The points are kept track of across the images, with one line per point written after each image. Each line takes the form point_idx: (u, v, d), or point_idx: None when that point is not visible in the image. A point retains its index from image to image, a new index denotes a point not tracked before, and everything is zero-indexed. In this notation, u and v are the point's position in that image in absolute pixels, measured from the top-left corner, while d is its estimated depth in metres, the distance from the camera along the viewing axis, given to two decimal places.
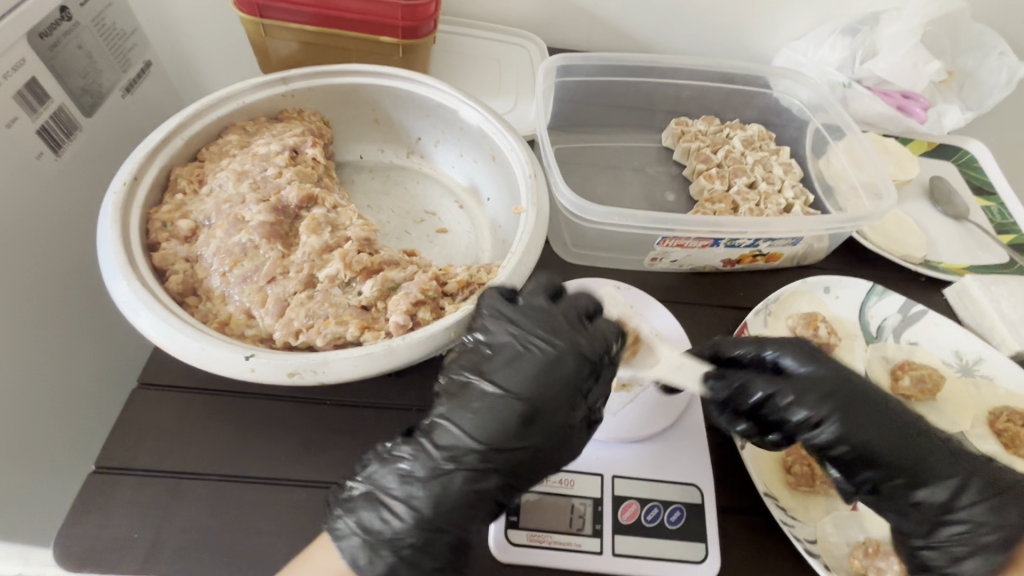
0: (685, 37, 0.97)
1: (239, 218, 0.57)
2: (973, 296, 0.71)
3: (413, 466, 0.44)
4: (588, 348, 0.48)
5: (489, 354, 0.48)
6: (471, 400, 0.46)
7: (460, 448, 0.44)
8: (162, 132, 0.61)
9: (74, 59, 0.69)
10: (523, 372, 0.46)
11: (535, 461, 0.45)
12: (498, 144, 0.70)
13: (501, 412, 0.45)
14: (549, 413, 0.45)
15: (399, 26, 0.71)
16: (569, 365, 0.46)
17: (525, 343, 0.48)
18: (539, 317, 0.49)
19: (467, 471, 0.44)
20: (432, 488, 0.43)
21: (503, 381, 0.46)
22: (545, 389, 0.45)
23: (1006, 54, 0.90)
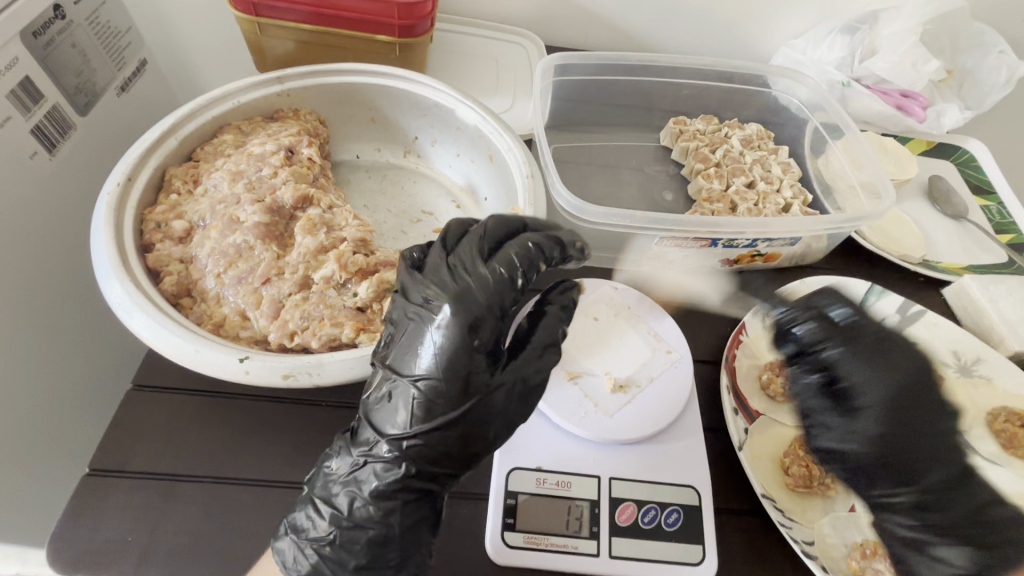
0: (683, 36, 0.96)
1: (234, 218, 0.57)
2: (973, 296, 0.71)
3: (337, 465, 0.45)
4: (473, 301, 0.41)
5: (390, 336, 0.44)
6: (376, 390, 0.44)
7: (369, 440, 0.43)
8: (157, 132, 0.60)
9: (68, 57, 0.68)
10: (415, 348, 0.42)
11: (445, 441, 0.42)
12: (495, 144, 0.69)
13: (400, 399, 0.42)
14: (444, 386, 0.40)
15: (396, 25, 0.71)
16: (448, 325, 0.41)
17: (415, 313, 0.43)
18: (428, 275, 0.43)
19: (378, 464, 0.43)
20: (348, 485, 0.44)
21: (400, 363, 0.42)
22: (434, 360, 0.41)
23: (1006, 53, 0.90)
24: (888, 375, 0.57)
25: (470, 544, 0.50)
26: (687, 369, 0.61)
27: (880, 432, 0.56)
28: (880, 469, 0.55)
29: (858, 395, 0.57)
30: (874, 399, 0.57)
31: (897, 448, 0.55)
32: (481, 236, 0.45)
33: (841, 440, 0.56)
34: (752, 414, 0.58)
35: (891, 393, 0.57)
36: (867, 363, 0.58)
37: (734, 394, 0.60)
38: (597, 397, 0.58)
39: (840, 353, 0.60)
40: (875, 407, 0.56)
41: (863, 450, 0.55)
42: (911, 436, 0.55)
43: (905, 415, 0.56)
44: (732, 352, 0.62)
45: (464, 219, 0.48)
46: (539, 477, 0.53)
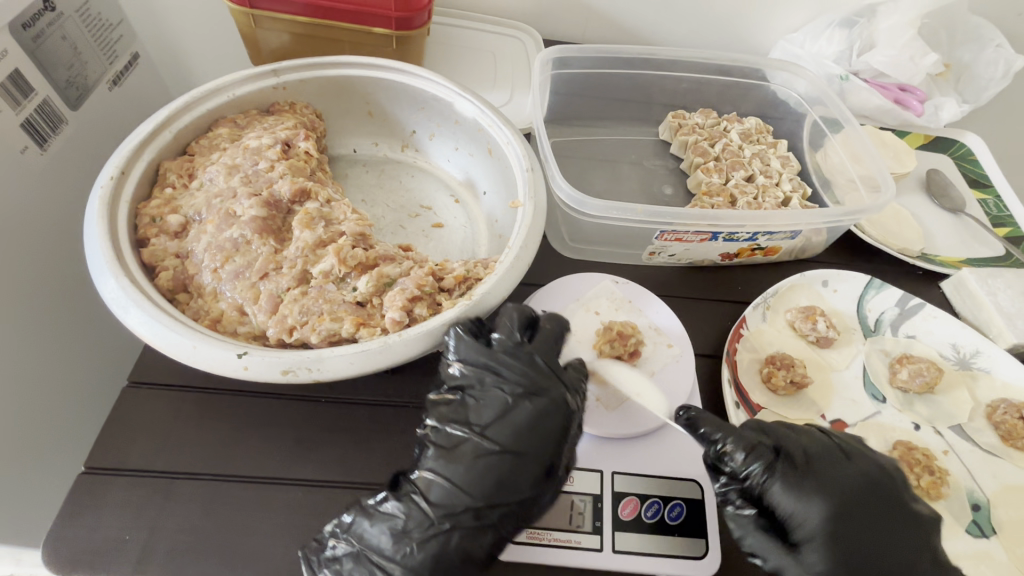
0: (680, 30, 0.96)
1: (231, 212, 0.56)
2: (971, 289, 0.71)
3: (406, 524, 0.44)
4: (569, 396, 0.50)
5: (477, 407, 0.48)
6: (462, 456, 0.46)
7: (455, 504, 0.44)
8: (150, 125, 0.59)
9: (58, 50, 0.67)
10: (515, 426, 0.47)
11: (527, 509, 0.47)
12: (494, 137, 0.69)
13: (497, 469, 0.45)
14: (539, 461, 0.47)
15: (392, 17, 0.70)
16: (557, 416, 0.48)
17: (512, 395, 0.48)
18: (521, 366, 0.50)
19: (464, 529, 0.44)
20: (427, 548, 0.43)
21: (497, 437, 0.47)
22: (535, 441, 0.47)
23: (1003, 47, 0.89)
24: (823, 492, 0.47)
25: None
26: (688, 362, 0.61)
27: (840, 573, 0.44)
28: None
29: (799, 527, 0.47)
30: (817, 527, 0.46)
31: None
32: (552, 340, 0.53)
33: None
34: (753, 407, 0.60)
35: (829, 515, 0.46)
36: (793, 487, 0.48)
37: (735, 388, 0.61)
38: (599, 392, 0.58)
39: (774, 481, 0.48)
40: (823, 543, 0.46)
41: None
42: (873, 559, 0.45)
43: (854, 537, 0.46)
44: (733, 346, 0.63)
45: (524, 307, 0.53)
46: None
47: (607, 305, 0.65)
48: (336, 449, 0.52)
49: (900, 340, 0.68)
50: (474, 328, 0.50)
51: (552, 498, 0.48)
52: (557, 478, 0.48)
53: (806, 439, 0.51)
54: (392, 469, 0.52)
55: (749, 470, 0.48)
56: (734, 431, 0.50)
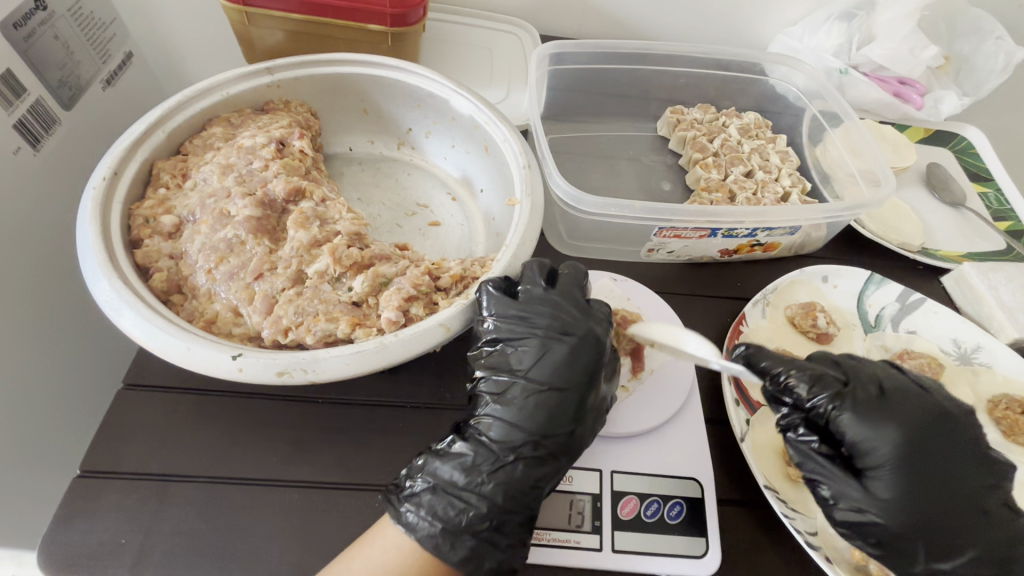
0: (678, 25, 0.95)
1: (224, 212, 0.55)
2: (972, 283, 0.71)
3: (475, 458, 0.45)
4: (598, 328, 0.50)
5: (517, 352, 0.49)
6: (513, 397, 0.47)
7: (514, 439, 0.46)
8: (143, 125, 0.59)
9: (50, 50, 0.66)
10: (557, 362, 0.48)
11: (580, 441, 0.48)
12: (491, 134, 0.68)
13: (547, 405, 0.47)
14: (584, 393, 0.48)
15: (388, 14, 0.69)
16: (590, 351, 0.49)
17: (547, 336, 0.49)
18: (548, 309, 0.50)
19: (528, 459, 0.46)
20: (497, 478, 0.45)
21: (541, 374, 0.48)
22: (579, 374, 0.48)
23: (1004, 39, 0.88)
24: (898, 422, 0.48)
25: None
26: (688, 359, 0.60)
27: (899, 496, 0.46)
28: (913, 527, 0.46)
29: (868, 455, 0.48)
30: (885, 455, 0.47)
31: (932, 508, 0.47)
32: (574, 282, 0.53)
33: (859, 506, 0.47)
34: (753, 405, 0.57)
35: (902, 441, 0.47)
36: (867, 416, 0.48)
37: (735, 385, 0.58)
38: None
39: (847, 409, 0.48)
40: (890, 468, 0.47)
41: (888, 516, 0.46)
42: (935, 487, 0.47)
43: (914, 463, 0.47)
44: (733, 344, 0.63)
45: (540, 260, 0.54)
46: None
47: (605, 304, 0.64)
48: (332, 451, 0.52)
49: (900, 335, 0.67)
50: (503, 285, 0.51)
51: (597, 428, 0.50)
52: (598, 407, 0.50)
53: (885, 373, 0.52)
54: (390, 470, 0.52)
55: (818, 399, 0.49)
56: (798, 363, 0.50)
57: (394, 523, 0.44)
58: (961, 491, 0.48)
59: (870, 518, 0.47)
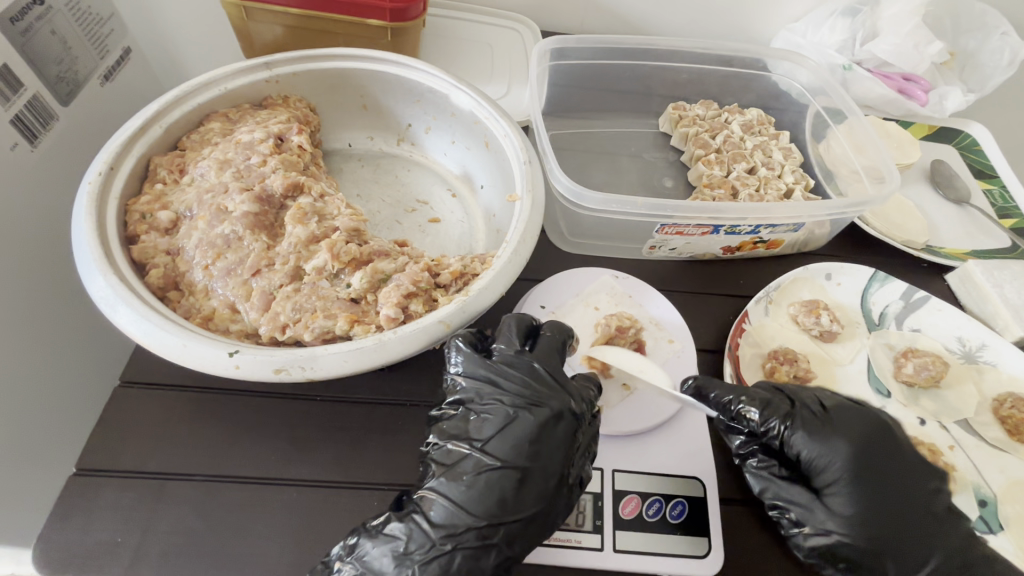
0: (680, 20, 0.95)
1: (222, 208, 0.55)
2: (977, 281, 0.70)
3: (409, 546, 0.41)
4: (574, 406, 0.48)
5: (478, 420, 0.46)
6: (463, 472, 0.44)
7: (457, 524, 0.42)
8: (139, 120, 0.58)
9: (48, 44, 0.66)
10: (515, 440, 0.45)
11: (535, 529, 0.44)
12: (491, 130, 0.68)
13: (498, 487, 0.43)
14: (544, 477, 0.44)
15: (387, 9, 0.69)
16: (557, 429, 0.46)
17: (514, 406, 0.46)
18: (518, 376, 0.48)
19: (467, 551, 0.41)
20: (428, 571, 0.41)
21: (499, 448, 0.44)
22: (538, 453, 0.45)
23: (1009, 35, 0.87)
24: (845, 436, 0.50)
25: None
26: (690, 356, 0.60)
27: (858, 512, 0.47)
28: (879, 547, 0.46)
29: (820, 472, 0.49)
30: (835, 476, 0.48)
31: (893, 523, 0.47)
32: (555, 346, 0.52)
33: (825, 529, 0.47)
34: None
35: (850, 455, 0.49)
36: (815, 433, 0.50)
37: None
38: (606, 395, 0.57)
39: (795, 428, 0.50)
40: (842, 484, 0.48)
41: (853, 535, 0.46)
42: (892, 501, 0.48)
43: (864, 475, 0.48)
44: (736, 341, 0.62)
45: (522, 316, 0.54)
46: None
47: (607, 301, 0.63)
48: (330, 449, 0.51)
49: (904, 333, 0.67)
50: (473, 339, 0.51)
51: (562, 512, 0.46)
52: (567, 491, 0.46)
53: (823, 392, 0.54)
54: (388, 468, 0.51)
55: (767, 422, 0.50)
56: (745, 390, 0.52)
57: None
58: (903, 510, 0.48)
59: (838, 539, 0.46)
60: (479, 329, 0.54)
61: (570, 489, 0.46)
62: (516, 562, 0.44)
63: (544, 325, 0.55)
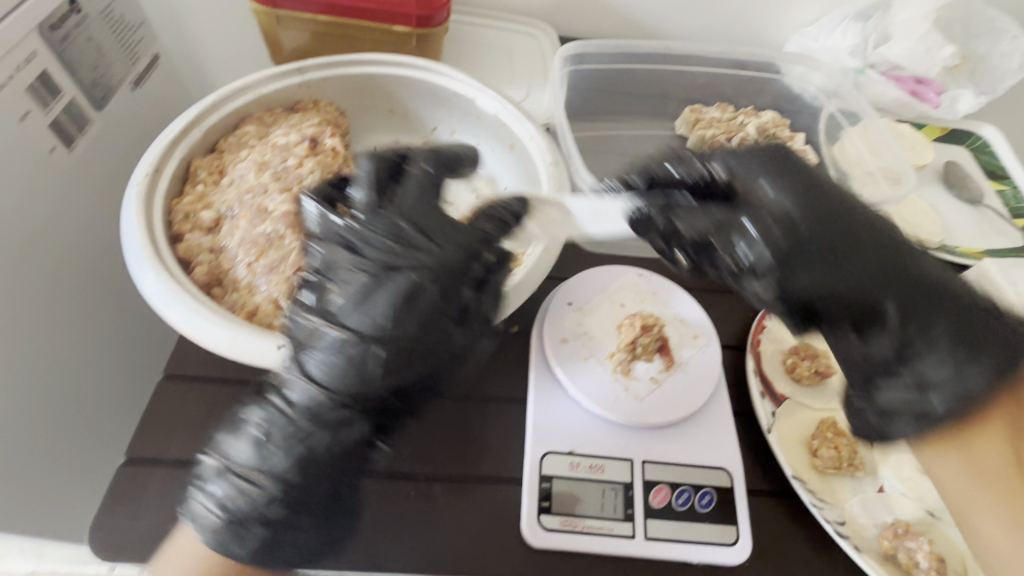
0: (695, 25, 0.96)
1: (263, 208, 0.57)
2: (992, 279, 0.71)
3: (266, 431, 0.41)
4: (446, 258, 0.44)
5: (337, 291, 0.43)
6: (319, 348, 0.41)
7: (315, 403, 0.41)
8: (181, 124, 0.60)
9: (83, 51, 0.68)
10: (374, 307, 0.42)
11: (406, 392, 0.43)
12: (516, 132, 0.70)
13: (359, 359, 0.41)
14: (408, 340, 0.42)
15: (413, 15, 0.71)
16: (424, 287, 0.42)
17: (376, 271, 0.43)
18: (383, 227, 0.44)
19: (326, 427, 0.41)
20: (290, 452, 0.41)
21: (360, 320, 0.42)
22: (396, 319, 0.41)
23: (1019, 38, 0.89)
24: (787, 176, 0.47)
25: (507, 526, 0.50)
26: (715, 354, 0.60)
27: (805, 209, 0.46)
28: (821, 234, 0.45)
29: (759, 205, 0.47)
30: (784, 210, 0.45)
31: (835, 226, 0.45)
32: (417, 191, 0.47)
33: (760, 242, 0.45)
34: (778, 397, 0.59)
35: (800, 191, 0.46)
36: (769, 171, 0.47)
37: (761, 378, 0.59)
38: (629, 382, 0.57)
39: (715, 169, 0.49)
40: (792, 205, 0.46)
41: (809, 225, 0.45)
42: (830, 214, 0.46)
43: (822, 201, 0.46)
44: (757, 337, 0.62)
45: (377, 154, 0.48)
46: (572, 461, 0.53)
47: (631, 296, 0.64)
48: None
49: None
50: (325, 197, 0.48)
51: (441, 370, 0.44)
52: (449, 341, 0.43)
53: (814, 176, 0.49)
54: (425, 459, 0.53)
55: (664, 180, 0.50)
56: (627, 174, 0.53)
57: (183, 515, 0.42)
58: (880, 247, 0.45)
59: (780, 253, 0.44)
60: (337, 184, 0.51)
61: (451, 337, 0.43)
62: (393, 420, 0.44)
63: (406, 160, 0.49)
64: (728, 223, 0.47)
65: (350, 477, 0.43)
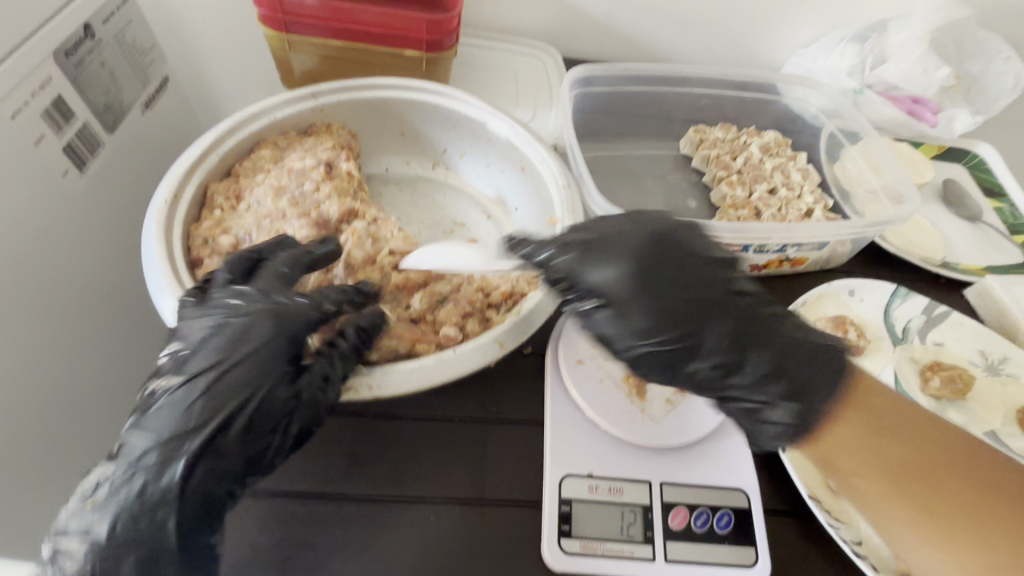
0: (696, 47, 0.99)
1: (281, 233, 0.59)
2: (996, 296, 0.73)
3: (99, 487, 0.43)
4: (284, 316, 0.47)
5: (184, 356, 0.46)
6: (158, 402, 0.45)
7: (146, 450, 0.43)
8: (198, 149, 0.61)
9: (96, 76, 0.69)
10: (208, 356, 0.45)
11: (241, 444, 0.45)
12: (527, 155, 0.71)
13: (188, 405, 0.44)
14: (239, 385, 0.45)
15: (424, 40, 0.72)
16: (260, 335, 0.46)
17: (218, 328, 0.46)
18: (232, 300, 0.48)
19: (152, 471, 0.43)
20: (118, 500, 0.42)
21: (198, 365, 0.45)
22: (225, 366, 0.45)
23: (1012, 59, 0.92)
24: (620, 255, 0.47)
25: (527, 551, 0.50)
26: None
27: (631, 302, 0.46)
28: (667, 329, 0.45)
29: (599, 293, 0.47)
30: (610, 290, 0.46)
31: (682, 312, 0.46)
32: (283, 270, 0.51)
33: (626, 331, 0.46)
34: None
35: (624, 272, 0.46)
36: (598, 257, 0.47)
37: None
38: (645, 405, 0.58)
39: (568, 257, 0.48)
40: (617, 294, 0.46)
41: (637, 329, 0.46)
42: (666, 289, 0.46)
43: (640, 279, 0.46)
44: None
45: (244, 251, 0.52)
46: (591, 483, 0.53)
47: None
48: (385, 464, 0.53)
49: (928, 348, 0.69)
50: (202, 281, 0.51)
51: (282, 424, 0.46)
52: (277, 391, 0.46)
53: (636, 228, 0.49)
54: (442, 482, 0.53)
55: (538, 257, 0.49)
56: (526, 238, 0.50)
57: None
58: (721, 321, 0.46)
59: (643, 343, 0.46)
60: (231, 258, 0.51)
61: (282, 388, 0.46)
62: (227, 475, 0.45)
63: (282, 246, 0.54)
64: (595, 300, 0.47)
65: (187, 529, 0.44)
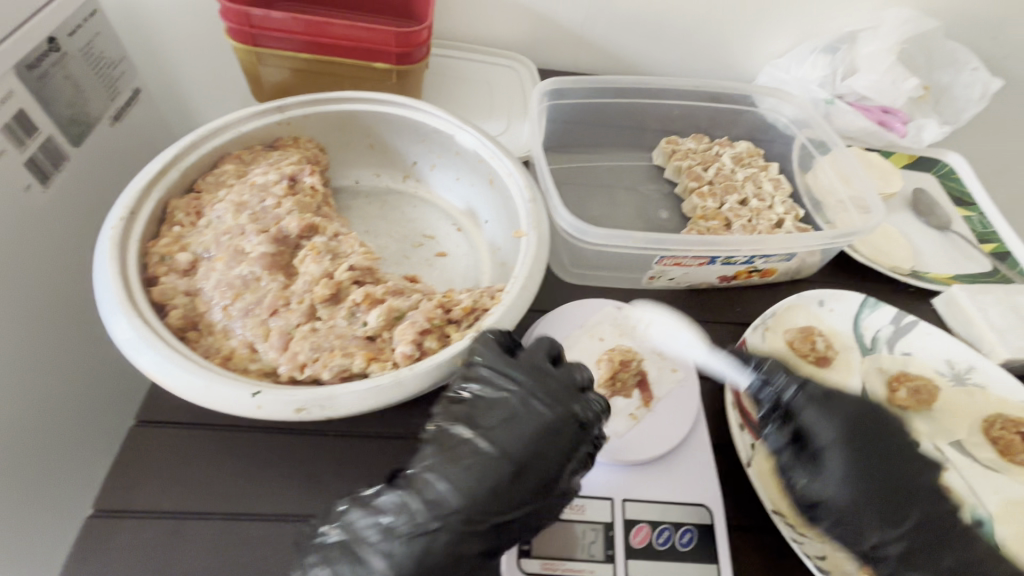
0: (671, 58, 0.99)
1: (240, 249, 0.57)
2: (962, 305, 0.73)
3: (392, 521, 0.43)
4: (577, 411, 0.48)
5: (488, 410, 0.48)
6: (454, 456, 0.45)
7: (427, 509, 0.43)
8: (159, 164, 0.60)
9: (60, 88, 0.68)
10: (522, 433, 0.46)
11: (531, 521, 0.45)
12: (495, 168, 0.71)
13: (496, 475, 0.44)
14: (537, 473, 0.45)
15: (393, 53, 0.72)
16: (545, 415, 0.47)
17: (523, 402, 0.47)
18: (541, 381, 0.49)
19: (427, 531, 0.42)
20: (412, 546, 0.42)
21: (505, 438, 0.46)
22: (538, 453, 0.45)
23: (979, 70, 0.93)
24: (836, 413, 0.54)
25: None
26: (692, 387, 0.61)
27: (855, 470, 0.51)
28: (864, 498, 0.50)
29: (813, 437, 0.54)
30: (827, 441, 0.53)
31: (880, 478, 0.51)
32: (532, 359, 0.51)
33: (825, 483, 0.51)
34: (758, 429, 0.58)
35: (841, 432, 0.53)
36: (822, 406, 0.54)
37: (740, 411, 0.60)
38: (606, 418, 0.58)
39: (799, 393, 0.55)
40: (836, 445, 0.52)
41: (847, 494, 0.50)
42: (880, 455, 0.52)
43: (852, 435, 0.53)
44: None
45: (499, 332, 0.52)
46: None
47: (610, 330, 0.64)
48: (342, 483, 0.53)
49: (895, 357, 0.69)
50: (504, 343, 0.52)
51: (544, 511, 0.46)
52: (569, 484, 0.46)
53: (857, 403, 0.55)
54: None
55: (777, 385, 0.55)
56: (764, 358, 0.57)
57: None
58: (900, 488, 0.51)
59: (831, 498, 0.51)
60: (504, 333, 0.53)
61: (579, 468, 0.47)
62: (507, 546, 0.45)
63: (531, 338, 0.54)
64: (818, 463, 0.53)
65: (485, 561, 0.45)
